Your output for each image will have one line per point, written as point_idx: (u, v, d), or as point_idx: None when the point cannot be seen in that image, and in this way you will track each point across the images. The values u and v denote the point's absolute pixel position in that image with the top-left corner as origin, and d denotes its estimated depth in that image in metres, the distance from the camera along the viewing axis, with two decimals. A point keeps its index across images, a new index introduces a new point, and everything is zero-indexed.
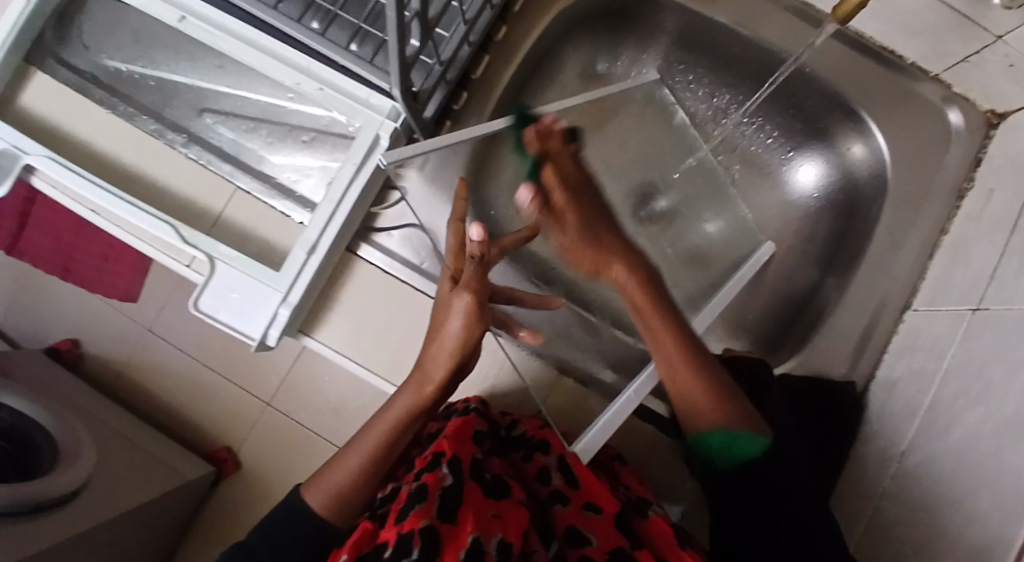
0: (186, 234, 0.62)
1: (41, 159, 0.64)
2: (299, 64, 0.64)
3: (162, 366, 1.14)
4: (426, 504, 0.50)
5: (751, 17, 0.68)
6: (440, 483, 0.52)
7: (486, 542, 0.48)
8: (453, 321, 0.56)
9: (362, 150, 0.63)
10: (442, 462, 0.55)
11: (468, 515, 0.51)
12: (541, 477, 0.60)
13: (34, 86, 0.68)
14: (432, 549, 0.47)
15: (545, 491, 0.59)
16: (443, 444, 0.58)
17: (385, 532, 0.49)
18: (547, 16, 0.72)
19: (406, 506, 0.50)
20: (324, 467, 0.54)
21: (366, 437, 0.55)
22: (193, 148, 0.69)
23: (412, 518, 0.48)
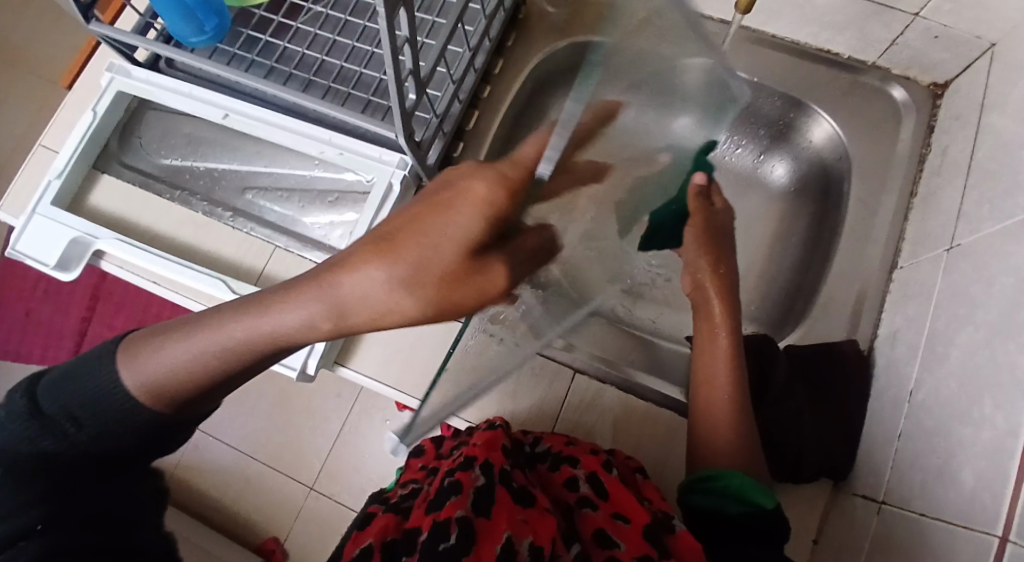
0: (236, 287, 0.72)
1: (113, 242, 0.75)
2: (322, 137, 0.76)
3: (211, 462, 1.22)
4: (461, 497, 0.52)
5: (699, 44, 0.80)
6: (473, 482, 0.54)
7: (518, 542, 0.49)
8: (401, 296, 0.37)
9: (378, 196, 0.72)
10: (475, 464, 0.57)
11: (500, 512, 0.52)
12: (570, 486, 0.60)
13: (100, 188, 0.81)
14: (468, 541, 0.48)
15: (573, 498, 0.59)
16: (476, 450, 0.59)
17: (415, 521, 0.52)
18: (524, 71, 0.83)
19: (440, 499, 0.53)
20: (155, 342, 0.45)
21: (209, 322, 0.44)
22: (239, 220, 0.79)
23: (448, 508, 0.51)
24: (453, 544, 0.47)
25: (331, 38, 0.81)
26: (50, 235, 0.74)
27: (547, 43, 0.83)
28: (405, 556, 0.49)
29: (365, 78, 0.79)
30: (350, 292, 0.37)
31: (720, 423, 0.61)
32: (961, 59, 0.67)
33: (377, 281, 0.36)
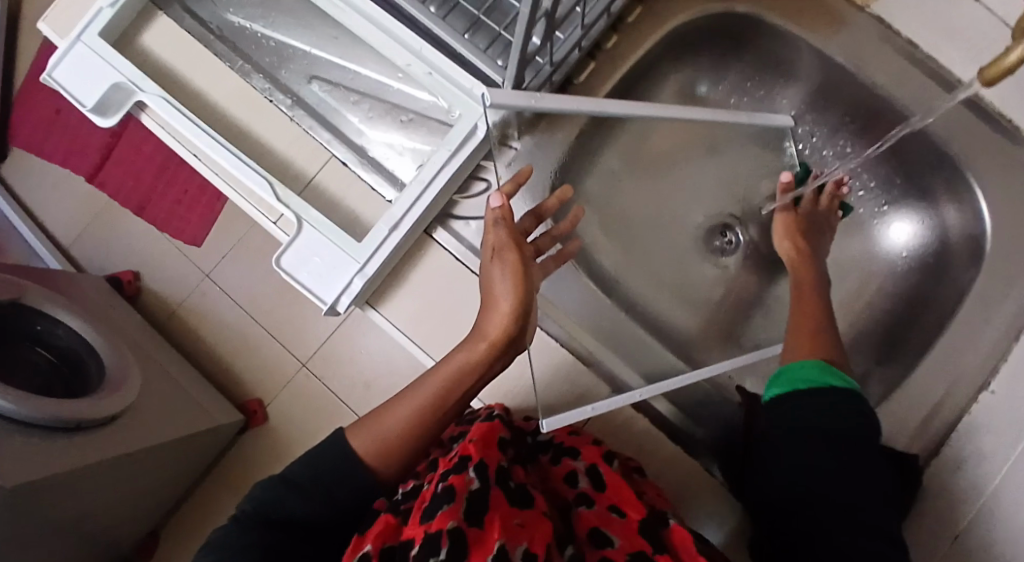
0: (280, 192, 0.64)
1: (154, 97, 0.66)
2: (412, 45, 0.65)
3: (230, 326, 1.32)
4: (453, 504, 0.40)
5: (863, 54, 0.67)
6: (466, 485, 0.42)
7: (511, 548, 0.39)
8: (501, 285, 0.52)
9: (459, 138, 0.64)
10: (468, 465, 0.44)
11: (494, 519, 0.41)
12: (569, 482, 0.54)
13: (153, 28, 0.71)
14: (460, 556, 0.37)
15: (572, 495, 0.53)
16: (471, 447, 0.46)
17: (409, 529, 0.40)
18: (662, 30, 0.70)
19: (430, 505, 0.41)
20: (374, 413, 0.49)
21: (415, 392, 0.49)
22: (296, 111, 0.70)
23: (438, 519, 0.38)
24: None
25: None
26: (91, 70, 0.67)
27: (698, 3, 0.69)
28: None
29: None
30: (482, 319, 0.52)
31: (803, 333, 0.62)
32: None
33: (490, 300, 0.53)
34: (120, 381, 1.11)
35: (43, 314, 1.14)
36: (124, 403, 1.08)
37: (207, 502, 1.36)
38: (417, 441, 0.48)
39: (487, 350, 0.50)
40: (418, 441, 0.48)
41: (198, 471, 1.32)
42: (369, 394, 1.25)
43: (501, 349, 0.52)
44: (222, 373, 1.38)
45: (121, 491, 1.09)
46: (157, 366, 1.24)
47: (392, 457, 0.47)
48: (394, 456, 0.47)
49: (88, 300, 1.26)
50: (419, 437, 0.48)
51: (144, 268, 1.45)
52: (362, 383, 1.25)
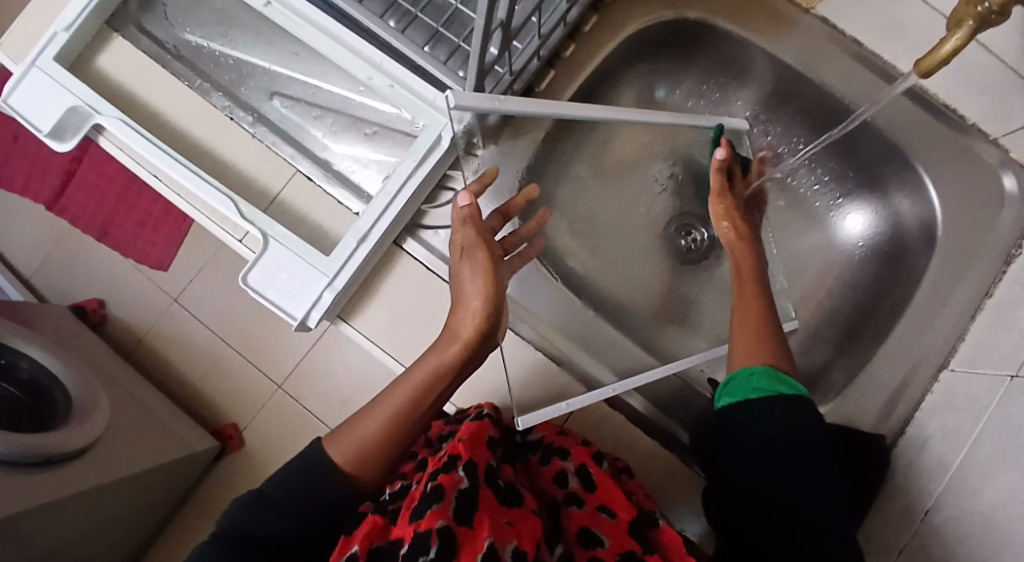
0: (244, 210, 0.64)
1: (113, 120, 0.66)
2: (372, 59, 0.66)
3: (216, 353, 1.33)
4: (442, 504, 0.40)
5: (811, 58, 0.70)
6: (457, 484, 0.42)
7: (501, 547, 0.40)
8: (470, 286, 0.53)
9: (424, 148, 0.65)
10: (459, 463, 0.44)
11: (484, 518, 0.41)
12: (559, 481, 0.54)
13: (108, 50, 0.71)
14: (449, 554, 0.37)
15: (561, 494, 0.53)
16: (460, 443, 0.46)
17: (398, 527, 0.40)
18: (618, 38, 0.72)
19: (420, 503, 0.40)
20: (347, 423, 0.48)
21: (388, 399, 0.49)
22: (259, 128, 0.70)
23: (427, 517, 0.38)
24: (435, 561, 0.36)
25: None
26: (44, 93, 0.66)
27: (652, 12, 0.72)
28: None
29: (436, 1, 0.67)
30: (452, 321, 0.53)
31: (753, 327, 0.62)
32: None
33: (460, 303, 0.54)
34: (88, 411, 1.07)
35: (3, 346, 1.10)
36: (94, 435, 1.04)
37: (185, 534, 1.32)
38: (393, 448, 0.48)
39: (461, 352, 0.51)
40: (396, 444, 0.48)
41: (173, 503, 1.28)
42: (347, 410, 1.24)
43: (475, 352, 0.53)
44: (194, 400, 1.35)
45: (93, 526, 1.05)
46: (126, 396, 1.21)
47: (370, 464, 0.47)
48: (372, 462, 0.47)
49: (52, 331, 1.22)
50: (397, 442, 0.48)
51: (109, 295, 1.41)
52: (340, 400, 1.24)
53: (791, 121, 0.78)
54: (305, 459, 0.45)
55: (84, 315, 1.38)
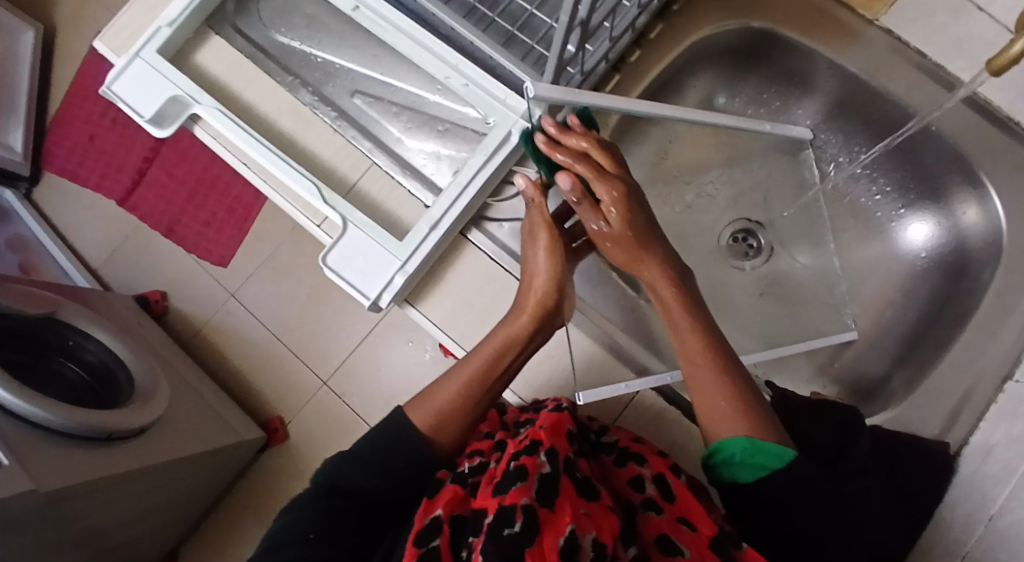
0: (327, 196, 0.68)
1: (211, 109, 0.71)
2: (449, 59, 0.70)
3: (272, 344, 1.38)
4: (526, 483, 0.40)
5: (876, 66, 0.71)
6: (539, 469, 0.42)
7: (581, 535, 0.38)
8: (538, 260, 0.57)
9: (494, 143, 0.68)
10: (541, 450, 0.45)
11: (565, 505, 0.40)
12: (634, 484, 0.51)
13: (207, 47, 0.77)
14: (532, 531, 0.37)
15: (636, 498, 0.49)
16: (541, 433, 0.47)
17: (480, 499, 0.41)
18: (682, 45, 0.74)
19: (503, 482, 0.41)
20: (426, 391, 0.51)
21: (464, 366, 0.52)
22: (341, 123, 0.75)
23: (513, 494, 0.39)
24: (521, 533, 0.36)
25: None
26: (151, 86, 0.72)
27: (718, 20, 0.74)
28: (474, 538, 0.39)
29: (511, 8, 0.71)
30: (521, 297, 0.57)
31: (704, 377, 0.52)
32: None
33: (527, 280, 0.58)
34: (149, 393, 1.12)
35: (74, 329, 1.16)
36: (152, 416, 1.08)
37: (226, 523, 1.35)
38: (469, 411, 0.50)
39: (527, 321, 0.54)
40: (472, 409, 0.50)
41: (217, 490, 1.32)
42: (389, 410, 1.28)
43: (544, 322, 0.56)
44: (243, 391, 1.40)
45: (145, 503, 1.10)
46: (183, 382, 1.26)
47: (450, 427, 0.49)
48: (451, 425, 0.49)
49: (119, 317, 1.29)
50: (472, 407, 0.50)
51: (171, 287, 1.48)
52: (383, 401, 1.28)
53: (854, 129, 0.79)
54: (391, 420, 0.49)
55: (147, 305, 1.45)
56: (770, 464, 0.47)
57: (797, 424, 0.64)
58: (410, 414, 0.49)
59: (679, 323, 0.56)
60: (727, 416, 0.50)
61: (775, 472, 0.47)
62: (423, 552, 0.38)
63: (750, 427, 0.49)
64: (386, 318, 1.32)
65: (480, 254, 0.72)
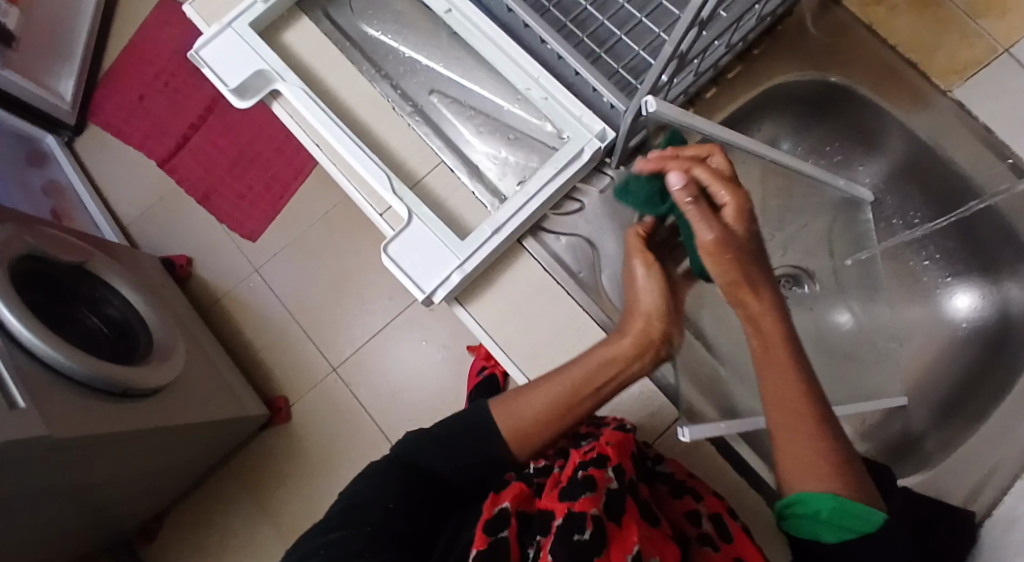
0: (396, 186, 0.70)
1: (294, 87, 0.73)
2: (531, 72, 0.72)
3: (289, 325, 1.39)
4: (595, 493, 0.45)
5: (945, 137, 0.73)
6: (608, 482, 0.46)
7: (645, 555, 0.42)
8: (645, 289, 0.60)
9: (566, 158, 0.70)
10: (608, 464, 0.49)
11: (631, 522, 0.44)
12: (690, 518, 0.54)
13: (295, 28, 0.79)
14: (601, 540, 0.42)
15: (692, 531, 0.53)
16: (609, 448, 0.50)
17: (549, 502, 0.47)
18: (759, 87, 0.76)
19: (572, 489, 0.46)
20: (514, 395, 0.58)
21: (557, 380, 0.57)
22: (415, 118, 0.76)
23: (583, 502, 0.44)
24: (589, 541, 0.41)
25: None
26: (238, 58, 0.74)
27: (795, 68, 0.76)
28: (540, 536, 0.45)
29: (599, 31, 0.74)
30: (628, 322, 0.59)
31: (799, 426, 0.51)
32: None
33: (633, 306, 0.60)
34: (167, 354, 1.11)
35: (99, 281, 1.13)
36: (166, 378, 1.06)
37: (213, 497, 1.33)
38: (548, 425, 0.57)
39: (629, 344, 0.56)
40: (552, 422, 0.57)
41: (212, 463, 1.30)
42: (396, 406, 1.29)
43: (642, 348, 0.58)
44: (253, 367, 1.39)
45: (145, 466, 1.08)
46: (199, 350, 1.26)
47: (530, 433, 0.56)
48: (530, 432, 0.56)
49: (147, 275, 1.29)
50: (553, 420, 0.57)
51: (196, 254, 1.48)
52: (389, 395, 1.30)
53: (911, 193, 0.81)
54: (473, 414, 0.58)
55: (172, 268, 1.44)
56: (856, 526, 0.47)
57: None
58: (496, 413, 0.57)
59: (768, 362, 0.53)
60: (817, 471, 0.50)
61: (867, 535, 0.47)
62: (494, 539, 0.44)
63: (826, 481, 0.49)
64: (404, 313, 1.34)
65: (535, 263, 0.73)
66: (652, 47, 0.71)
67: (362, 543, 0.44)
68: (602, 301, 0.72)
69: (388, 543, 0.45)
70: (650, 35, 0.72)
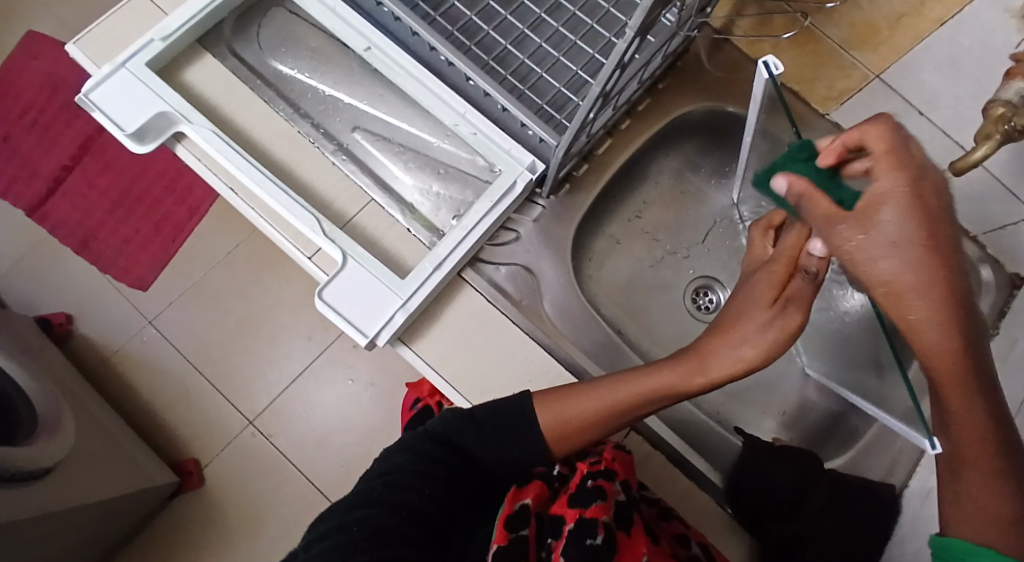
0: (327, 229, 0.67)
1: (203, 130, 0.68)
2: (459, 109, 0.72)
3: (196, 379, 1.27)
4: (605, 502, 0.50)
5: None
6: (615, 494, 0.52)
7: None
8: (757, 326, 0.53)
9: (501, 191, 0.71)
10: (615, 479, 0.55)
11: (637, 535, 0.50)
12: (679, 542, 0.58)
13: (198, 65, 0.74)
14: (610, 548, 0.47)
15: (680, 553, 0.57)
16: (615, 464, 0.57)
17: (559, 508, 0.52)
18: (667, 117, 0.83)
19: (585, 495, 0.51)
20: (566, 392, 0.59)
21: (605, 394, 0.58)
22: (340, 156, 0.74)
23: (595, 508, 0.49)
24: (600, 545, 0.47)
25: (501, 14, 0.78)
26: (137, 99, 0.68)
27: (699, 98, 0.83)
28: (550, 540, 0.51)
29: (521, 67, 0.76)
30: (711, 349, 0.55)
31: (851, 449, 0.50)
32: None
33: (728, 335, 0.55)
34: (56, 430, 0.97)
35: None
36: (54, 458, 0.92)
37: None
38: (586, 432, 0.58)
39: (695, 383, 0.55)
40: (590, 429, 0.58)
41: (111, 547, 1.14)
42: (323, 454, 1.22)
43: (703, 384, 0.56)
44: (154, 430, 1.25)
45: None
46: (91, 417, 1.11)
47: (563, 438, 0.58)
48: (564, 435, 0.58)
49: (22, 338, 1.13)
50: (590, 430, 0.58)
51: (78, 309, 1.31)
52: (316, 441, 1.23)
53: None
54: (525, 407, 0.58)
55: (47, 328, 1.27)
56: None
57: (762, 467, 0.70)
58: (539, 411, 0.58)
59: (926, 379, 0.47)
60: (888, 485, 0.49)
61: None
62: (513, 535, 0.49)
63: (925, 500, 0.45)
64: (325, 354, 1.27)
65: (475, 295, 0.73)
66: (571, 83, 0.75)
67: (395, 525, 0.46)
68: (546, 328, 0.73)
69: (418, 528, 0.48)
70: (569, 71, 0.76)
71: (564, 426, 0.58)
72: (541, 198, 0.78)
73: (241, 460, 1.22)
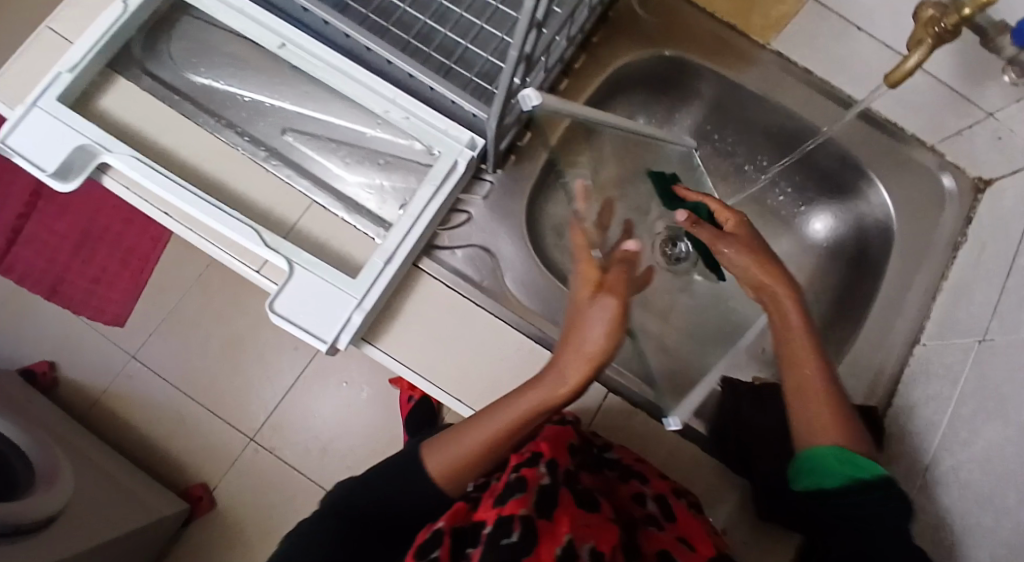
0: (268, 239, 0.64)
1: (127, 157, 0.65)
2: (388, 95, 0.70)
3: (189, 406, 1.26)
4: (524, 494, 0.46)
5: (773, 85, 0.81)
6: (539, 479, 0.48)
7: (579, 546, 0.44)
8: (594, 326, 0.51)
9: (442, 173, 0.69)
10: (541, 462, 0.51)
11: (562, 516, 0.46)
12: (637, 500, 0.57)
13: (113, 92, 0.71)
14: (530, 539, 0.42)
15: (638, 512, 0.56)
16: (541, 446, 0.53)
17: (481, 513, 0.47)
18: (606, 70, 0.80)
19: (504, 492, 0.47)
20: (453, 433, 0.56)
21: (491, 421, 0.54)
22: (273, 163, 0.71)
23: (511, 504, 0.44)
24: (518, 541, 0.41)
25: None
26: (52, 135, 0.65)
27: (636, 48, 0.81)
28: (470, 548, 0.45)
29: (444, 42, 0.73)
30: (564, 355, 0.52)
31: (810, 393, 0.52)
32: (1010, 164, 0.72)
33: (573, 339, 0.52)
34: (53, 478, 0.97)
35: None
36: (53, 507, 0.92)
37: None
38: (483, 464, 0.54)
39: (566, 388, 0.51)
40: (489, 460, 0.54)
41: None
42: (327, 460, 1.22)
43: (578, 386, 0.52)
44: (156, 463, 1.25)
45: None
46: (88, 460, 1.11)
47: (462, 477, 0.55)
48: (462, 475, 0.54)
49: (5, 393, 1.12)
50: (488, 461, 0.54)
51: (60, 355, 1.30)
52: (318, 449, 1.23)
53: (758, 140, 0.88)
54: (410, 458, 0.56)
55: (32, 379, 1.26)
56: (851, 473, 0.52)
57: (745, 411, 0.68)
58: (428, 459, 0.55)
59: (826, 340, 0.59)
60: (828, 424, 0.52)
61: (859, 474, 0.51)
62: None
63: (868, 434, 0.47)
64: (312, 362, 1.26)
65: (434, 283, 0.71)
66: (498, 51, 0.72)
67: None
68: (512, 305, 0.71)
69: None
70: (494, 39, 0.73)
71: (459, 467, 0.54)
72: (488, 175, 0.76)
73: (247, 478, 1.22)
